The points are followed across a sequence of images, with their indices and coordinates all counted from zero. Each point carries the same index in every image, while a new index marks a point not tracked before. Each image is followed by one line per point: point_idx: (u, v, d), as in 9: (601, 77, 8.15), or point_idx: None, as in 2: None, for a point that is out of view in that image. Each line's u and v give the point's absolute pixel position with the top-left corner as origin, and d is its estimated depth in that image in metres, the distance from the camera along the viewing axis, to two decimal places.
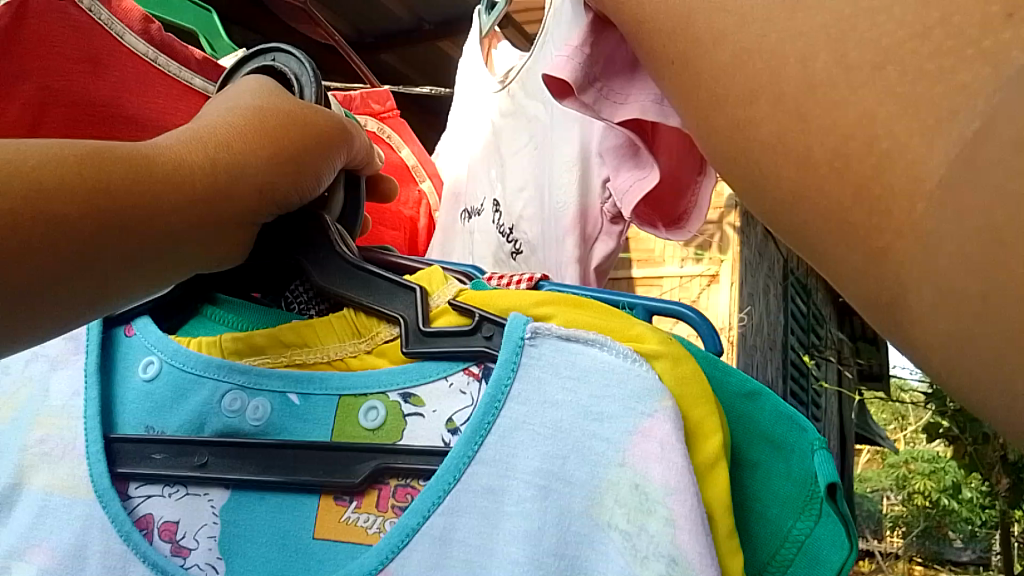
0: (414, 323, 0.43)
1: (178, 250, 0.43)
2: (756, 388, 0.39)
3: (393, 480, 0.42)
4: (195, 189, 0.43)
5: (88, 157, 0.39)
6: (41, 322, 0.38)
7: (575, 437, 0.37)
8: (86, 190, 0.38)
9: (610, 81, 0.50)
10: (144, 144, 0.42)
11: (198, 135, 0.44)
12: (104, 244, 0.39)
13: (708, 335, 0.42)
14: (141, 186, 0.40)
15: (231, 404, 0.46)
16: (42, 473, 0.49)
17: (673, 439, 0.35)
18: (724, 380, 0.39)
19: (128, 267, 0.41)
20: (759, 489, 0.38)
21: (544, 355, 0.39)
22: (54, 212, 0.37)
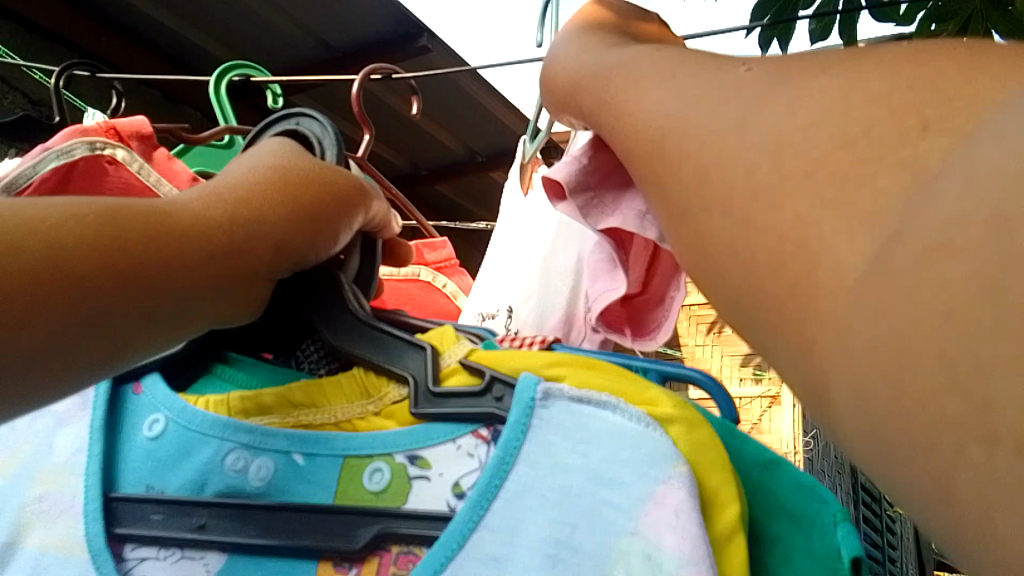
0: (423, 383, 0.42)
1: (192, 307, 0.43)
2: (776, 457, 0.38)
3: (396, 546, 0.39)
4: (211, 245, 0.43)
5: (105, 216, 0.39)
6: (48, 375, 0.38)
7: (585, 503, 0.35)
8: (101, 247, 0.39)
9: (602, 192, 0.51)
10: (163, 201, 0.43)
11: (218, 194, 0.44)
12: (119, 300, 0.39)
13: (723, 402, 0.41)
14: (160, 243, 0.41)
15: (234, 463, 0.45)
16: (38, 532, 0.48)
17: (688, 507, 0.33)
18: (741, 448, 0.38)
19: (142, 322, 0.41)
20: (779, 568, 0.35)
21: (554, 417, 0.38)
22: (68, 268, 0.37)
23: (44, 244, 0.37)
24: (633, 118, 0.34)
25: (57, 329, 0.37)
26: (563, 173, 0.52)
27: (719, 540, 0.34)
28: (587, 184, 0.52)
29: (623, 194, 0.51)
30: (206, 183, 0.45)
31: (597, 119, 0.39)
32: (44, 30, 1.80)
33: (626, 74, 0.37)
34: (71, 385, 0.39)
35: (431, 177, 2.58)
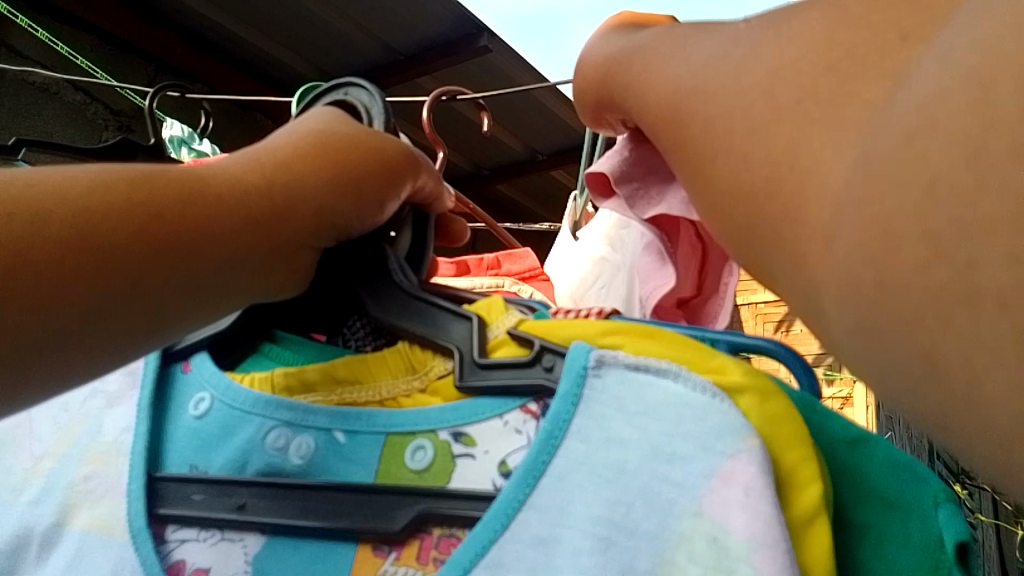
0: (468, 354, 0.39)
1: (230, 277, 0.41)
2: (863, 433, 0.33)
3: (437, 529, 0.36)
4: (249, 211, 0.41)
5: (137, 183, 0.38)
6: (78, 345, 0.36)
7: (642, 481, 0.31)
8: (132, 213, 0.37)
9: (647, 184, 0.48)
10: (200, 166, 0.42)
11: (258, 161, 0.43)
12: (152, 267, 0.38)
13: (803, 374, 0.36)
14: (195, 209, 0.39)
15: (275, 441, 0.42)
16: (83, 513, 0.47)
17: (760, 486, 0.29)
18: (824, 424, 0.34)
19: (178, 292, 0.39)
20: (869, 560, 0.31)
21: (609, 387, 0.34)
22: (101, 236, 0.36)
23: (74, 214, 0.36)
24: (704, 94, 0.32)
25: (87, 297, 0.36)
26: (605, 167, 0.48)
27: (795, 524, 0.29)
28: (630, 175, 0.48)
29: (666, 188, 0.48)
30: (249, 151, 0.44)
31: (645, 86, 0.37)
32: (128, 45, 1.87)
33: (670, 46, 0.37)
34: (111, 359, 0.38)
35: (495, 176, 2.60)
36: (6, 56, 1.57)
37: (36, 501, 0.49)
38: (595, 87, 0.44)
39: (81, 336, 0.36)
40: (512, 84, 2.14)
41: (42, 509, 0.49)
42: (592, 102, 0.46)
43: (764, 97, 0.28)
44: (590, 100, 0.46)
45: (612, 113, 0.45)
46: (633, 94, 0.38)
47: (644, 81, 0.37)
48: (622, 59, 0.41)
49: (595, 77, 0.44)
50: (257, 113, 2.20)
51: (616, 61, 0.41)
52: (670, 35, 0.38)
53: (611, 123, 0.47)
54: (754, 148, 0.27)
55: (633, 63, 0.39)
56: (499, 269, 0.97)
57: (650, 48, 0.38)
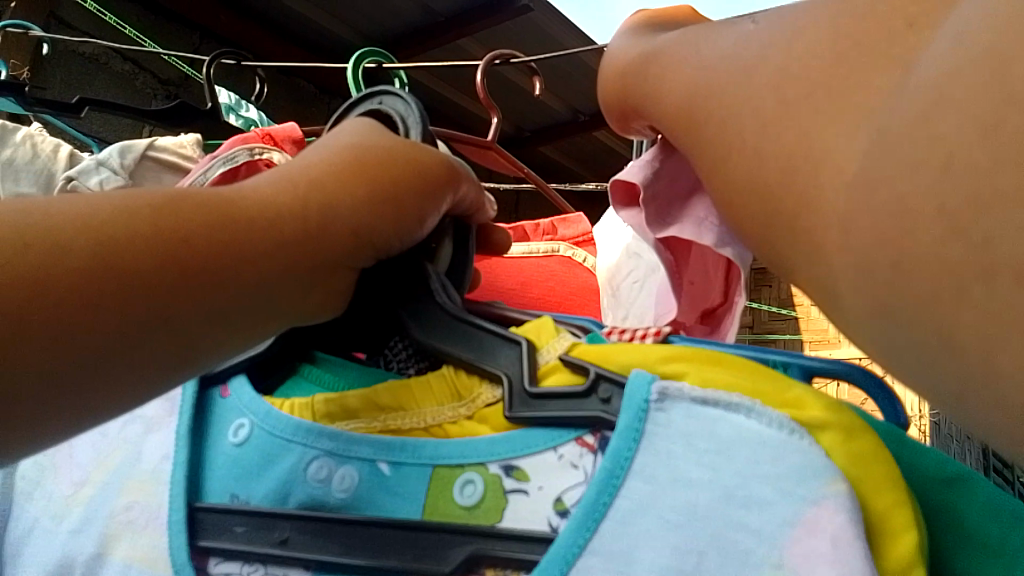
0: (518, 383, 0.37)
1: (268, 304, 0.39)
2: (961, 473, 0.31)
3: (491, 571, 0.34)
4: (284, 235, 0.39)
5: (162, 207, 0.36)
6: (117, 384, 0.35)
7: (716, 527, 0.29)
8: (158, 239, 0.36)
9: (670, 195, 0.50)
10: (231, 188, 0.40)
11: (291, 180, 0.41)
12: (184, 299, 0.36)
13: (886, 404, 0.34)
14: (226, 234, 0.37)
15: (317, 472, 0.41)
16: (123, 544, 0.46)
17: (850, 537, 0.27)
18: (918, 462, 0.31)
19: (216, 322, 0.38)
20: None
21: (674, 422, 0.31)
22: (127, 266, 0.34)
23: (98, 245, 0.34)
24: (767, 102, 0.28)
25: (116, 332, 0.34)
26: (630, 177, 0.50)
27: None
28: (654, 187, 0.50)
29: (687, 201, 0.50)
30: (283, 169, 0.42)
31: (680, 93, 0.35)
32: (171, 11, 1.87)
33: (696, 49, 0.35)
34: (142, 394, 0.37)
35: (533, 139, 2.57)
36: (57, 29, 1.57)
37: (76, 531, 0.48)
38: (614, 95, 0.43)
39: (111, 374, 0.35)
40: (559, 49, 2.09)
41: (81, 539, 0.48)
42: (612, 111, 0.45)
43: (848, 108, 0.25)
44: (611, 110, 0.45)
45: (634, 121, 0.44)
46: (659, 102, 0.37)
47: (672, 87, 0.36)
48: (643, 64, 0.39)
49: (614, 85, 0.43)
50: (304, 81, 2.17)
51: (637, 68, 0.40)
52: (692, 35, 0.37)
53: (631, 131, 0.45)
54: (838, 167, 0.24)
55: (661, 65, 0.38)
56: (554, 234, 1.00)
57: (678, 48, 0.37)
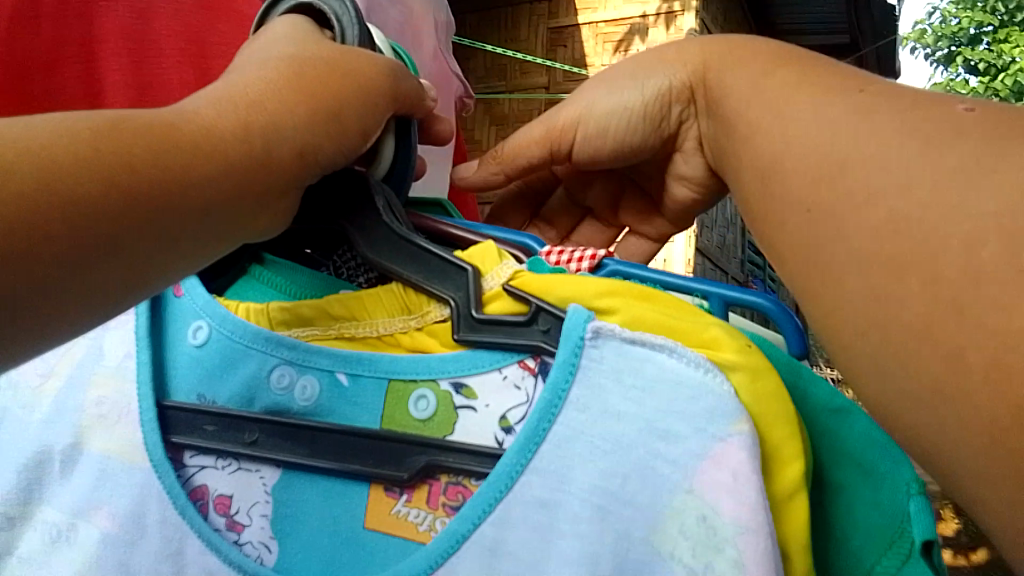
0: (464, 308, 0.40)
1: (220, 222, 0.37)
2: (848, 406, 0.37)
3: (444, 476, 0.40)
4: (230, 157, 0.37)
5: (105, 130, 0.33)
6: (71, 318, 0.32)
7: (638, 455, 0.34)
8: (106, 165, 0.32)
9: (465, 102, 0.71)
10: (170, 108, 0.37)
11: (231, 100, 0.39)
12: (129, 227, 0.33)
13: (794, 338, 0.40)
14: (174, 157, 0.35)
15: (279, 381, 0.44)
16: (98, 436, 0.49)
17: (747, 471, 0.32)
18: (813, 394, 0.38)
19: (177, 254, 0.36)
20: (843, 517, 0.36)
21: (606, 358, 0.36)
22: (74, 190, 0.31)
23: (49, 173, 0.30)
24: (842, 173, 0.35)
25: (67, 271, 0.31)
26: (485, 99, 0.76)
27: (779, 499, 0.33)
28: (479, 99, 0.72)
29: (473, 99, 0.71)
30: (220, 88, 0.40)
31: (756, 143, 0.42)
32: None
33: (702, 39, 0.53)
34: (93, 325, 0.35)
35: None
36: None
37: (50, 421, 0.51)
38: (573, 112, 0.57)
39: (73, 308, 0.32)
40: None
41: (56, 430, 0.51)
42: (540, 132, 0.59)
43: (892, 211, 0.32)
44: (541, 128, 0.59)
45: (601, 138, 0.57)
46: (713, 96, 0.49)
47: (696, 76, 0.52)
48: (653, 66, 0.55)
49: (569, 114, 0.57)
50: None
51: (609, 83, 0.56)
52: (723, 39, 0.52)
53: (571, 148, 0.59)
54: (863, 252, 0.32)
55: (705, 50, 0.52)
56: None
57: (766, 58, 0.46)
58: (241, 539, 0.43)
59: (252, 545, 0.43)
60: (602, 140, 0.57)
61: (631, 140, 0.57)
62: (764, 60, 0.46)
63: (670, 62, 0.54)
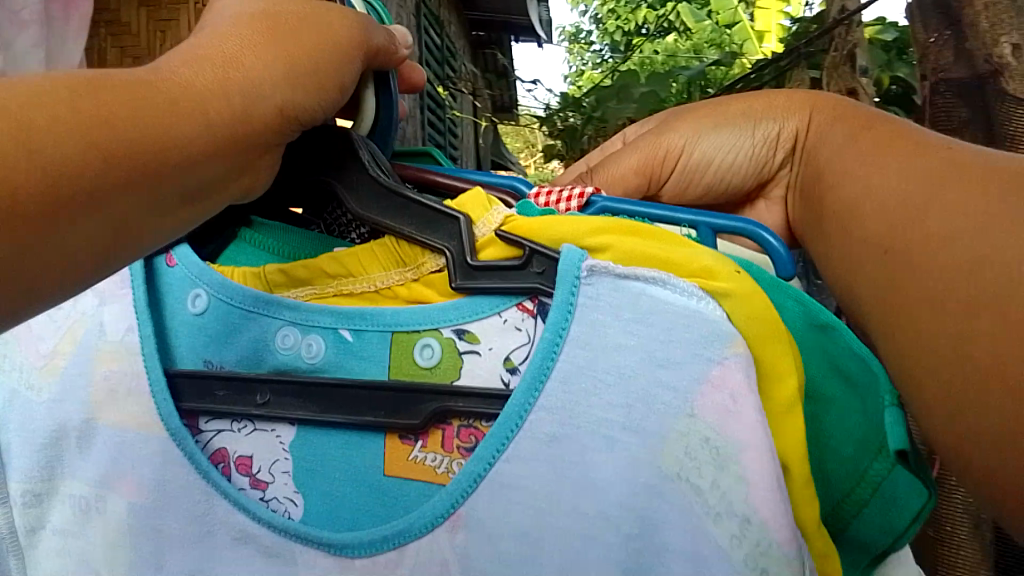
0: (459, 256, 0.41)
1: (202, 181, 0.37)
2: (833, 322, 0.39)
3: (456, 421, 0.41)
4: (210, 114, 0.36)
5: (82, 88, 0.32)
6: (58, 278, 0.33)
7: (642, 385, 0.36)
8: (84, 123, 0.32)
9: None
10: (144, 68, 0.36)
11: (205, 56, 0.38)
12: (113, 189, 0.33)
13: (782, 264, 0.43)
14: (151, 116, 0.34)
15: (284, 341, 0.45)
16: (110, 410, 0.50)
17: (744, 391, 0.35)
18: (796, 315, 0.39)
19: (161, 215, 0.36)
20: (831, 424, 0.40)
21: (601, 294, 0.37)
22: (52, 148, 0.31)
23: (32, 143, 0.30)
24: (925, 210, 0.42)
25: (52, 233, 0.31)
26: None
27: (776, 413, 0.35)
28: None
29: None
30: (192, 44, 0.39)
31: (851, 174, 0.49)
32: None
33: (803, 95, 0.61)
34: (83, 285, 0.35)
35: None
36: None
37: (58, 400, 0.52)
38: (681, 143, 0.61)
39: (49, 277, 0.32)
40: None
41: (67, 407, 0.51)
42: (639, 159, 0.62)
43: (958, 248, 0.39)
44: (643, 156, 0.62)
45: (704, 170, 0.61)
46: (812, 146, 0.57)
47: (804, 124, 0.59)
48: (761, 109, 0.61)
49: (676, 143, 0.61)
50: None
51: (720, 123, 0.61)
52: (820, 96, 0.60)
53: (667, 176, 0.62)
54: (929, 274, 0.40)
55: (810, 104, 0.59)
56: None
57: (851, 118, 0.55)
58: (267, 496, 0.45)
59: (278, 500, 0.45)
60: (702, 173, 0.61)
61: (733, 177, 0.62)
62: (857, 122, 0.54)
63: (779, 109, 0.60)
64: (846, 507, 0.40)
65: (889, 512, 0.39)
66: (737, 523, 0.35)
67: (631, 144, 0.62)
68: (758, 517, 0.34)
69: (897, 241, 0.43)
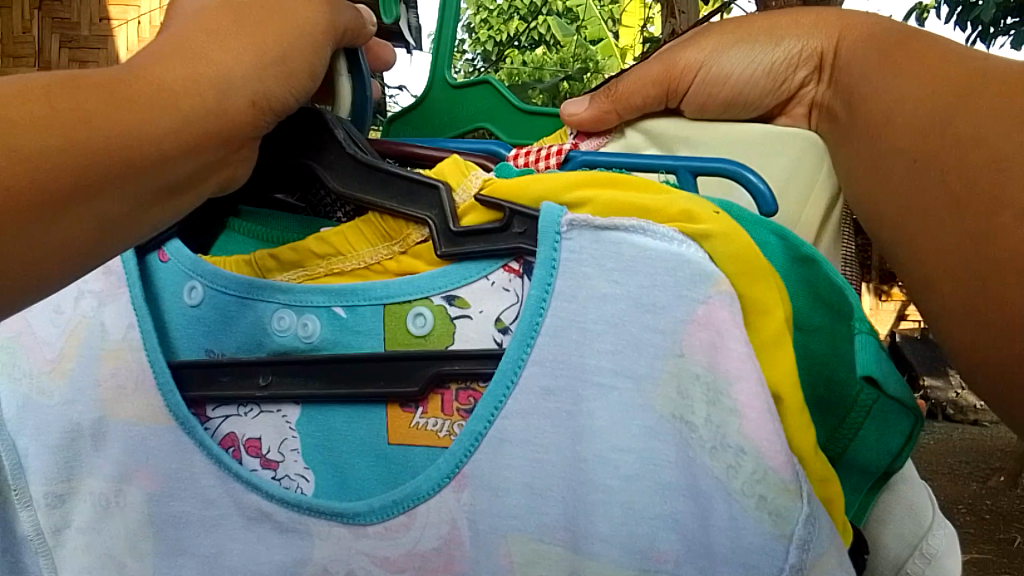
0: (441, 224, 0.41)
1: (183, 173, 0.38)
2: (814, 254, 0.39)
3: (454, 384, 0.42)
4: (185, 107, 0.37)
5: (58, 88, 0.33)
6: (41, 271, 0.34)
7: (630, 329, 0.37)
8: (61, 123, 0.32)
9: None
10: (117, 66, 0.36)
11: (177, 51, 0.38)
12: (93, 185, 0.34)
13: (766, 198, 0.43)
14: (127, 111, 0.35)
15: (280, 323, 0.46)
16: (119, 407, 0.51)
17: (730, 326, 0.35)
18: (779, 250, 0.40)
19: (143, 208, 0.37)
20: (821, 352, 0.40)
21: (584, 248, 0.38)
22: (32, 146, 0.31)
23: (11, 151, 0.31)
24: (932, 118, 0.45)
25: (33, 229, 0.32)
26: None
27: (763, 345, 0.36)
28: None
29: None
30: (164, 40, 0.39)
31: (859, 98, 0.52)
32: None
33: (835, 14, 0.57)
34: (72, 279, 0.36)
35: None
36: None
37: (70, 401, 0.53)
38: (701, 53, 0.57)
39: (38, 270, 0.33)
40: None
41: (79, 407, 0.52)
42: (658, 69, 0.58)
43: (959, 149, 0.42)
44: (659, 67, 0.59)
45: (720, 85, 0.57)
46: (845, 67, 0.54)
47: (831, 43, 0.56)
48: (785, 25, 0.58)
49: (695, 56, 0.57)
50: None
51: (743, 35, 0.58)
52: (852, 15, 0.57)
53: (685, 90, 0.59)
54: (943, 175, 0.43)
55: (841, 21, 0.56)
56: None
57: (880, 36, 0.53)
58: (279, 475, 0.46)
59: (290, 478, 0.46)
60: (720, 89, 0.58)
61: (751, 94, 0.58)
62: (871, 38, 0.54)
63: (806, 24, 0.57)
64: (840, 431, 0.42)
65: (879, 433, 0.41)
66: (733, 454, 0.35)
67: (650, 56, 0.60)
68: (752, 447, 0.35)
69: (915, 147, 0.46)
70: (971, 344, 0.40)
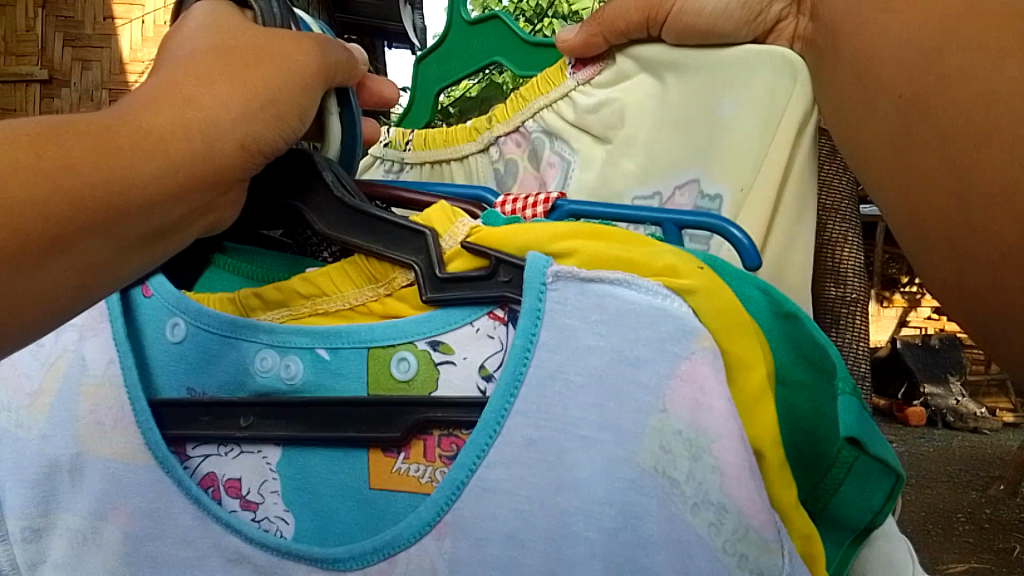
0: (427, 270, 0.41)
1: (167, 218, 0.38)
2: (796, 310, 0.40)
3: (437, 430, 0.42)
4: (170, 153, 0.37)
5: (42, 137, 0.33)
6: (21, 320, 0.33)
7: (613, 382, 0.37)
8: (44, 172, 0.32)
9: None
10: (103, 112, 0.36)
11: (164, 96, 0.38)
12: (76, 233, 0.33)
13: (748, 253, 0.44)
14: (112, 159, 0.34)
15: (262, 364, 0.45)
16: (97, 443, 0.50)
17: (713, 383, 0.37)
18: (761, 305, 0.41)
19: (127, 254, 0.37)
20: (802, 406, 0.41)
21: (569, 299, 0.38)
22: (13, 197, 0.31)
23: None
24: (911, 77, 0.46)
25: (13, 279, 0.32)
26: None
27: (745, 401, 0.37)
28: None
29: None
30: (151, 85, 0.39)
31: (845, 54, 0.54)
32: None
33: None
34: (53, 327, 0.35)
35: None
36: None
37: (47, 435, 0.52)
38: None
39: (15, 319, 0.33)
40: None
41: (57, 442, 0.52)
42: None
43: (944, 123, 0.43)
44: None
45: (694, 14, 0.64)
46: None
47: None
48: None
49: None
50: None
51: None
52: None
53: (666, 17, 0.66)
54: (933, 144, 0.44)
55: None
56: None
57: None
58: (258, 516, 0.46)
59: (270, 520, 0.46)
60: (693, 19, 0.64)
61: (725, 28, 0.64)
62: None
63: None
64: (822, 486, 0.42)
65: (858, 489, 0.41)
66: (714, 511, 0.36)
67: None
68: (732, 504, 0.36)
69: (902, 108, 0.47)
70: (982, 281, 0.42)
